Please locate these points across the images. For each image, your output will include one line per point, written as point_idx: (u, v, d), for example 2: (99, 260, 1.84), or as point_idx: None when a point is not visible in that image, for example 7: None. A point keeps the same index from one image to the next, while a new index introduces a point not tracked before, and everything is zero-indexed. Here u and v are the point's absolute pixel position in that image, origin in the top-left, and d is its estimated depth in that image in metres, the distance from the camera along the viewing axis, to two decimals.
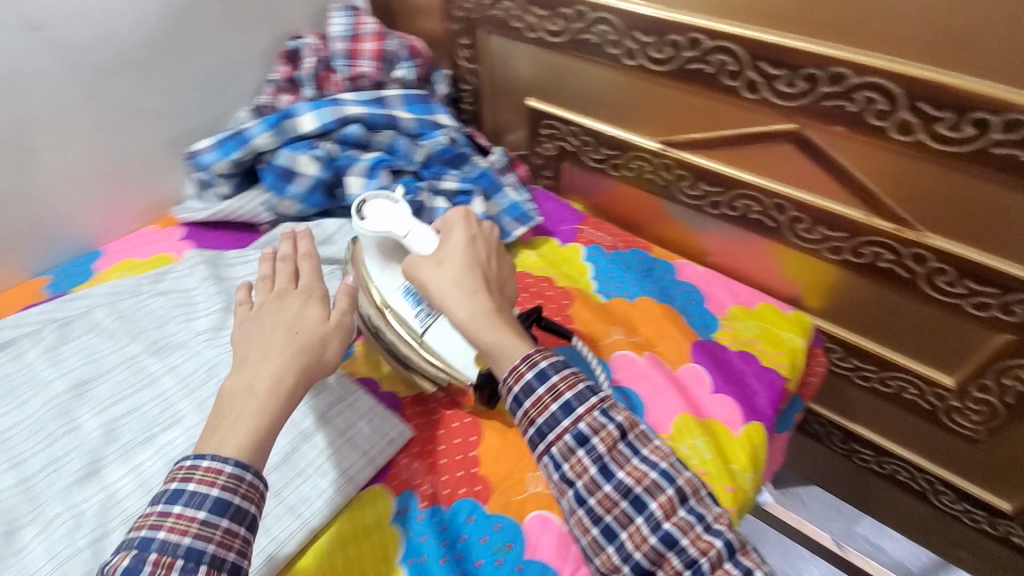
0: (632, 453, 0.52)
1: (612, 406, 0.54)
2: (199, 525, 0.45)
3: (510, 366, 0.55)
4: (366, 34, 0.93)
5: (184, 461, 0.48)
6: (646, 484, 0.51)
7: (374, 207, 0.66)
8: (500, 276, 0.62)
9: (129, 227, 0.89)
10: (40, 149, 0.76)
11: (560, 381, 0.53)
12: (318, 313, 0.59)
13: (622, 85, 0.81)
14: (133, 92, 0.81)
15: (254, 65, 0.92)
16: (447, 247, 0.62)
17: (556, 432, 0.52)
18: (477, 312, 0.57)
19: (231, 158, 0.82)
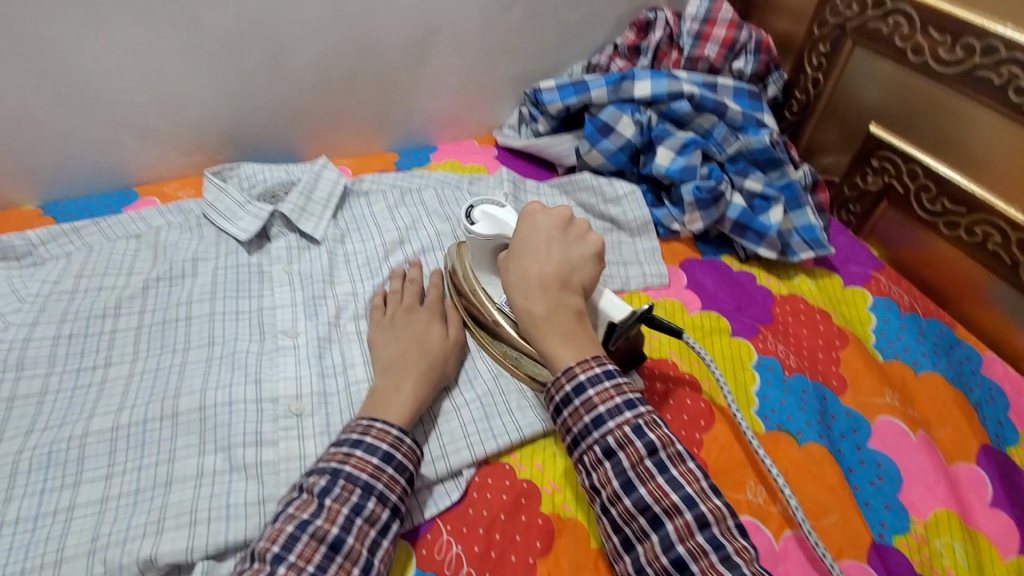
0: (660, 471, 0.48)
1: (650, 423, 0.50)
2: (373, 466, 0.50)
3: (555, 375, 0.53)
4: (721, 20, 0.93)
5: (359, 418, 0.53)
6: (665, 504, 0.47)
7: (484, 212, 0.64)
8: (577, 258, 0.58)
9: (458, 136, 1.05)
10: (433, 55, 0.92)
11: (603, 408, 0.50)
12: (438, 332, 0.63)
13: (1011, 139, 0.70)
14: (513, 26, 0.93)
15: (606, 27, 1.00)
16: (523, 238, 0.59)
17: (593, 453, 0.50)
18: (539, 306, 0.55)
19: (565, 102, 0.89)
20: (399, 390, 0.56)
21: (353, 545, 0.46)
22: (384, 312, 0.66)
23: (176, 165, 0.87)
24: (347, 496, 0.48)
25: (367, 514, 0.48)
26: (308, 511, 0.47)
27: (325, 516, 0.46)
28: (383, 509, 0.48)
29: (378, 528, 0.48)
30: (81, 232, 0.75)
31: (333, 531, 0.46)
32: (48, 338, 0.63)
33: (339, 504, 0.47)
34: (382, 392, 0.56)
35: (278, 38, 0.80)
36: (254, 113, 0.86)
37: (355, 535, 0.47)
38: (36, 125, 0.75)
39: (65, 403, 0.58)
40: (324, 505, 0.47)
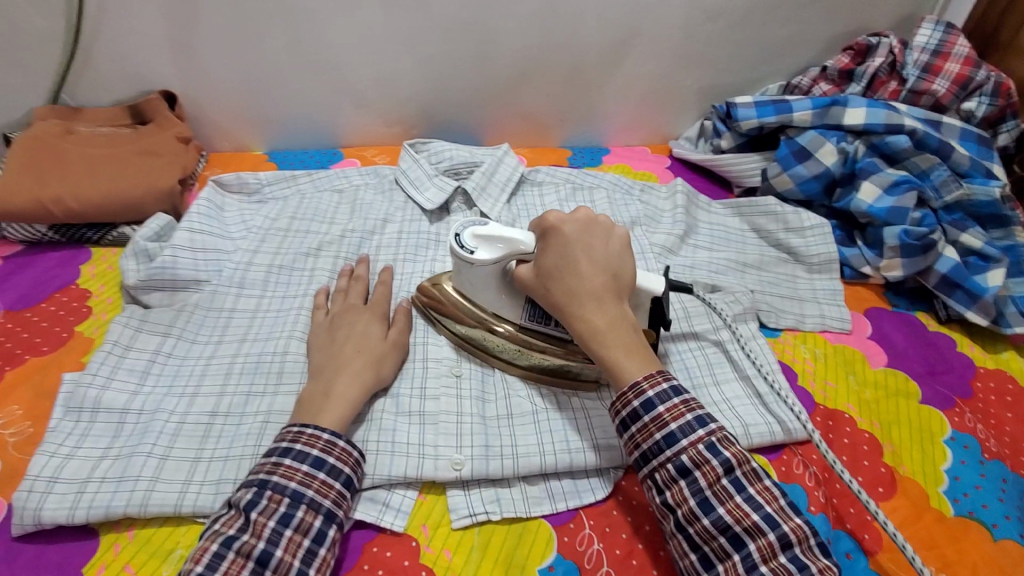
0: (736, 490, 0.45)
1: (724, 441, 0.47)
2: (303, 473, 0.47)
3: (618, 389, 0.50)
4: (956, 55, 0.83)
5: (290, 425, 0.51)
6: (747, 525, 0.44)
7: (475, 237, 0.58)
8: (614, 263, 0.54)
9: (631, 142, 1.04)
10: (626, 58, 0.92)
11: (674, 424, 0.47)
12: (378, 333, 0.61)
13: None
14: (713, 38, 0.91)
15: (814, 47, 0.94)
16: (556, 248, 0.55)
17: (667, 471, 0.47)
18: (598, 322, 0.52)
19: (761, 120, 0.85)
20: (329, 398, 0.53)
21: (281, 559, 0.44)
22: (327, 312, 0.65)
23: (377, 133, 0.96)
24: (273, 508, 0.45)
25: (297, 525, 0.45)
26: (234, 526, 0.44)
27: (251, 530, 0.44)
28: (315, 516, 0.46)
29: (313, 537, 0.45)
30: (298, 179, 0.84)
31: (259, 546, 0.43)
32: (264, 265, 0.72)
33: (265, 518, 0.45)
34: (311, 399, 0.53)
35: (490, 27, 0.86)
36: (452, 95, 0.93)
37: (286, 547, 0.44)
38: (279, 83, 0.87)
39: (270, 321, 0.66)
40: (250, 520, 0.44)
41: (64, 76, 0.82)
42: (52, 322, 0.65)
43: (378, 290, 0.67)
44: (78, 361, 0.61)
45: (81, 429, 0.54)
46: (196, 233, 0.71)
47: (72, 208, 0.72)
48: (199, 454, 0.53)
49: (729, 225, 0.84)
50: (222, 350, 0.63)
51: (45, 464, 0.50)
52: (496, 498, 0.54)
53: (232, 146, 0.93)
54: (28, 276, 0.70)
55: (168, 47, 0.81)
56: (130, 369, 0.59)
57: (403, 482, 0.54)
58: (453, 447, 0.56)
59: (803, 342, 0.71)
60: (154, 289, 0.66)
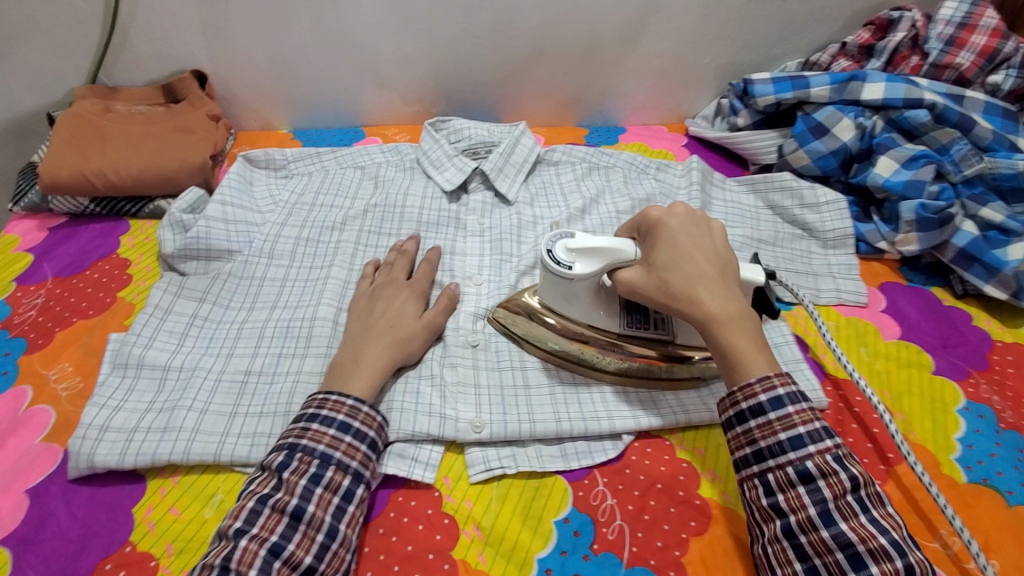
0: (861, 510, 0.44)
1: (850, 457, 0.46)
2: (330, 437, 0.50)
3: (743, 381, 0.49)
4: (982, 27, 0.82)
5: (316, 393, 0.53)
6: (872, 547, 0.42)
7: (574, 255, 0.57)
8: (725, 254, 0.54)
9: (648, 120, 1.04)
10: (645, 37, 0.93)
11: (802, 428, 0.47)
12: (413, 310, 0.64)
13: None
14: (732, 13, 0.91)
15: (835, 24, 0.93)
16: (665, 239, 0.55)
17: (783, 473, 0.46)
18: (725, 308, 0.50)
19: (778, 96, 0.85)
20: (359, 365, 0.56)
21: (313, 514, 0.46)
22: (372, 282, 0.68)
23: (398, 112, 0.98)
24: (303, 470, 0.48)
25: (327, 482, 0.48)
26: (269, 486, 0.48)
27: (285, 488, 0.47)
28: (344, 476, 0.49)
29: (342, 495, 0.48)
30: (322, 156, 0.87)
31: (293, 501, 0.46)
32: (292, 238, 0.75)
33: (297, 476, 0.47)
34: (343, 365, 0.56)
35: (509, 5, 0.87)
36: (470, 73, 0.94)
37: (318, 503, 0.47)
38: (306, 62, 0.89)
39: (300, 290, 0.70)
40: (283, 478, 0.47)
41: (102, 56, 0.85)
42: (96, 288, 0.69)
43: (423, 267, 0.70)
44: (122, 323, 0.65)
45: (129, 383, 0.58)
46: (228, 206, 0.74)
47: (113, 182, 0.76)
48: (236, 407, 0.57)
49: (745, 203, 0.85)
50: (255, 316, 0.66)
51: (96, 414, 0.55)
52: (512, 454, 0.57)
53: (259, 125, 0.96)
54: (73, 245, 0.74)
55: (199, 28, 0.84)
56: (170, 331, 0.62)
57: (429, 438, 0.57)
58: (472, 411, 0.59)
59: (815, 315, 0.72)
60: (190, 258, 0.70)
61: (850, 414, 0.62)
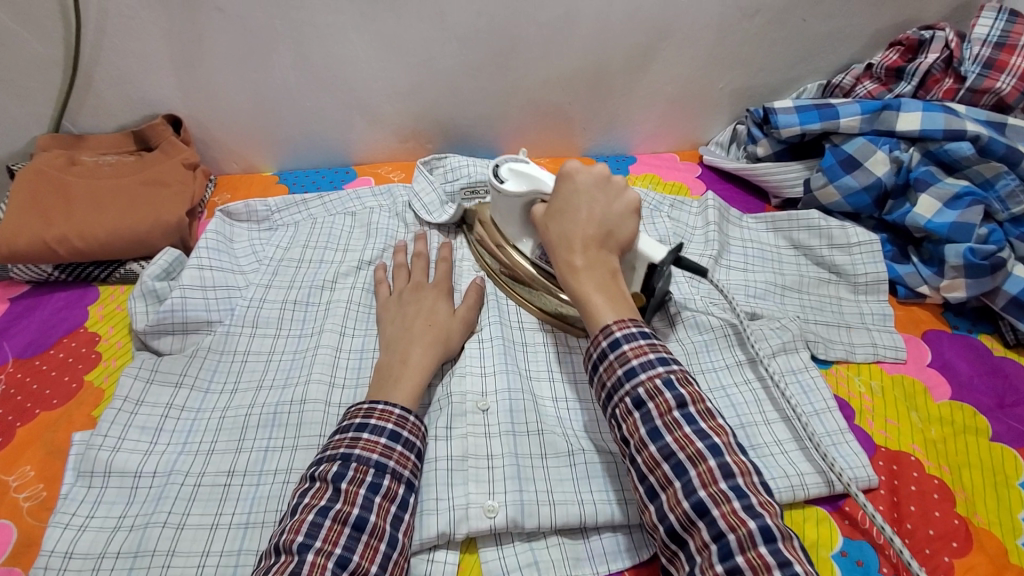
0: (687, 422, 0.45)
1: (682, 380, 0.47)
2: (383, 445, 0.49)
3: (595, 332, 0.52)
4: (1023, 48, 0.76)
5: (361, 403, 0.52)
6: (690, 452, 0.44)
7: (513, 172, 0.66)
8: (613, 212, 0.59)
9: (659, 148, 0.98)
10: (656, 62, 0.86)
11: (636, 361, 0.48)
12: (446, 308, 0.65)
13: None
14: (749, 36, 0.84)
15: (858, 42, 0.87)
16: (563, 192, 0.60)
17: (624, 405, 0.48)
18: (576, 257, 0.56)
19: (804, 127, 0.78)
20: (406, 364, 0.57)
21: None
22: (390, 289, 0.69)
23: (391, 149, 0.91)
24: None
25: (354, 570, 0.43)
26: None
27: None
28: (371, 563, 0.44)
29: None
30: (308, 203, 0.80)
31: (337, 552, 0.43)
32: (278, 301, 0.69)
33: None
34: (390, 364, 0.57)
35: (510, 34, 0.79)
36: (468, 107, 0.87)
37: None
38: (289, 101, 0.82)
39: (288, 364, 0.63)
40: (321, 524, 0.43)
41: (65, 102, 0.78)
42: (61, 371, 0.62)
43: (441, 267, 0.71)
44: (89, 416, 0.58)
45: (98, 496, 0.51)
46: (205, 270, 0.67)
47: (80, 247, 0.69)
48: (216, 520, 0.50)
49: (768, 243, 0.78)
50: (237, 399, 0.59)
51: (58, 537, 0.48)
52: (533, 562, 0.51)
53: (241, 167, 0.89)
54: (35, 319, 0.67)
55: (171, 68, 0.76)
56: (142, 427, 0.56)
57: (441, 544, 0.51)
58: (485, 492, 0.53)
59: (858, 373, 0.66)
60: (164, 334, 0.63)
61: (906, 494, 0.55)
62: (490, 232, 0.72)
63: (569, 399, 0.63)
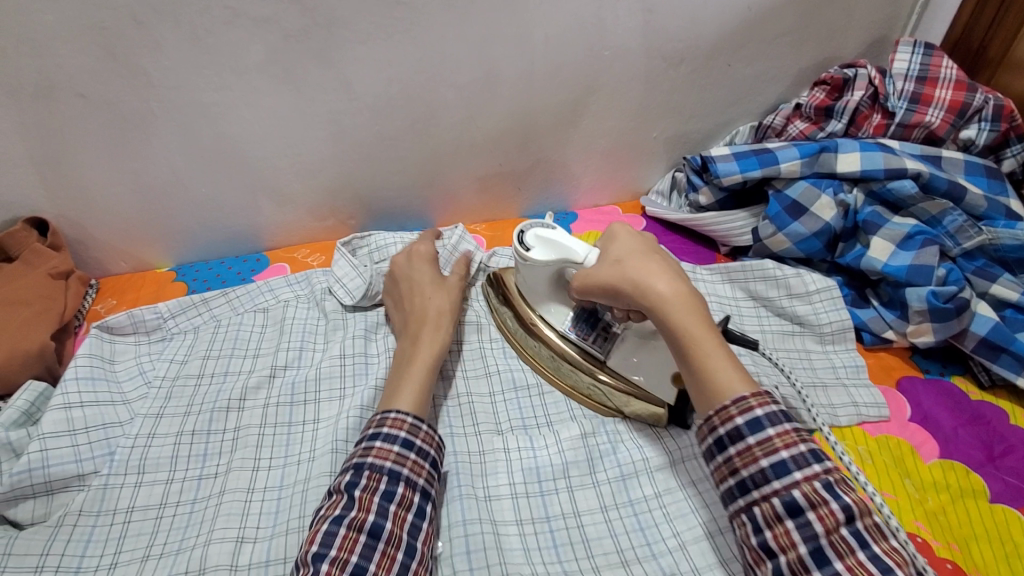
0: (860, 544, 0.40)
1: (843, 483, 0.42)
2: (395, 453, 0.50)
3: (719, 407, 0.45)
4: (944, 80, 0.76)
5: (360, 442, 0.51)
6: (834, 538, 0.40)
7: (539, 239, 0.59)
8: (682, 261, 0.54)
9: (599, 201, 0.93)
10: (586, 116, 0.81)
11: (786, 454, 0.43)
12: (433, 275, 0.68)
13: None
14: (678, 84, 0.81)
15: (783, 83, 0.86)
16: (620, 240, 0.54)
17: (770, 507, 0.42)
18: (688, 309, 0.48)
19: (745, 175, 0.74)
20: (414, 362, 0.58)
21: None
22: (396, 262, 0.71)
23: (307, 229, 0.82)
24: None
25: None
26: None
27: None
28: None
29: None
30: (210, 302, 0.69)
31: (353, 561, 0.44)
32: (172, 435, 0.57)
33: None
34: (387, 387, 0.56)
35: (427, 100, 0.73)
36: (389, 178, 0.79)
37: None
38: (181, 188, 0.72)
39: (185, 519, 0.52)
40: (335, 533, 0.45)
41: None
42: None
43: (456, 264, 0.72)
44: None
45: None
46: (74, 408, 0.56)
47: None
48: None
49: (725, 296, 0.73)
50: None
51: None
52: None
53: (130, 266, 0.77)
54: None
55: (30, 166, 0.65)
56: None
57: None
58: None
59: (842, 439, 0.61)
60: (22, 498, 0.52)
61: None
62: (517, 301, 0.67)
63: (535, 518, 0.54)
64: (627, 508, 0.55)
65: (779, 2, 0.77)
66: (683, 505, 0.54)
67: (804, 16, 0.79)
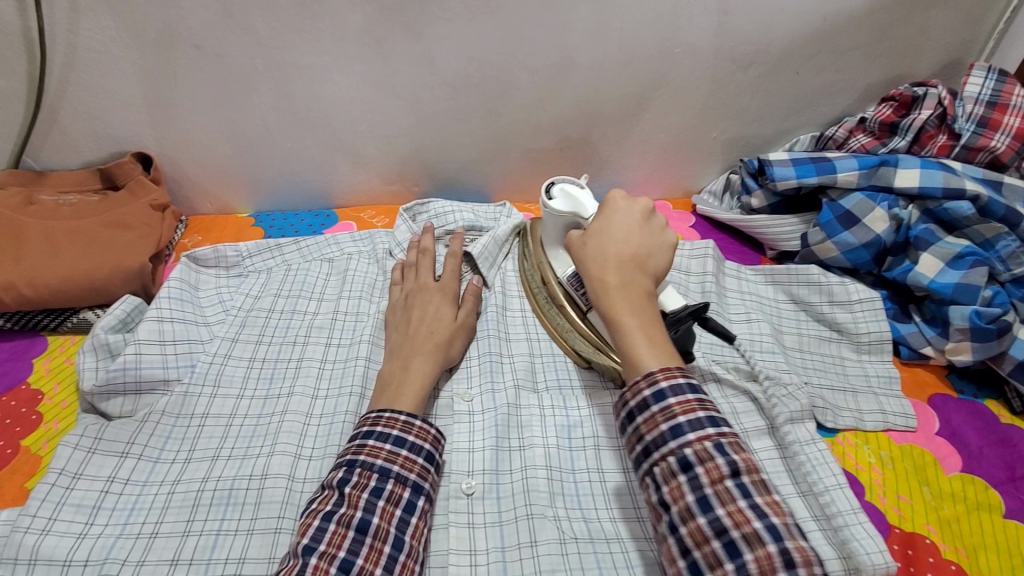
0: (741, 495, 0.43)
1: (734, 445, 0.45)
2: (387, 450, 0.51)
3: (635, 377, 0.49)
4: (1015, 107, 0.76)
5: (369, 412, 0.55)
6: (746, 531, 0.41)
7: (563, 190, 0.66)
8: (650, 246, 0.57)
9: (651, 195, 0.96)
10: (649, 111, 0.84)
11: (683, 417, 0.45)
12: (448, 313, 0.66)
13: None
14: (743, 87, 0.83)
15: (850, 96, 0.86)
16: (600, 219, 0.59)
17: (667, 465, 0.45)
18: (607, 279, 0.54)
19: (800, 180, 0.76)
20: (409, 370, 0.59)
21: None
22: (402, 288, 0.70)
23: (375, 191, 0.87)
24: None
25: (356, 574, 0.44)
26: None
27: None
28: None
29: None
30: (283, 248, 0.75)
31: (341, 556, 0.44)
32: (244, 359, 0.64)
33: None
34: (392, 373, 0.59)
35: (500, 79, 0.77)
36: (456, 151, 0.84)
37: None
38: (268, 140, 0.78)
39: (248, 432, 0.58)
40: (326, 529, 0.46)
41: (27, 137, 0.73)
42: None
43: (446, 268, 0.71)
44: (22, 487, 0.53)
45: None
46: (165, 322, 0.63)
47: (27, 296, 0.64)
48: None
49: (765, 295, 0.76)
50: (190, 471, 0.54)
51: None
52: None
53: (215, 207, 0.85)
54: None
55: (144, 106, 0.72)
56: (78, 504, 0.51)
57: None
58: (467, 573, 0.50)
59: (865, 442, 0.63)
60: (114, 394, 0.58)
61: None
62: (536, 249, 0.73)
63: (563, 468, 0.57)
64: None
65: (856, 15, 0.78)
66: None
67: (879, 31, 0.80)
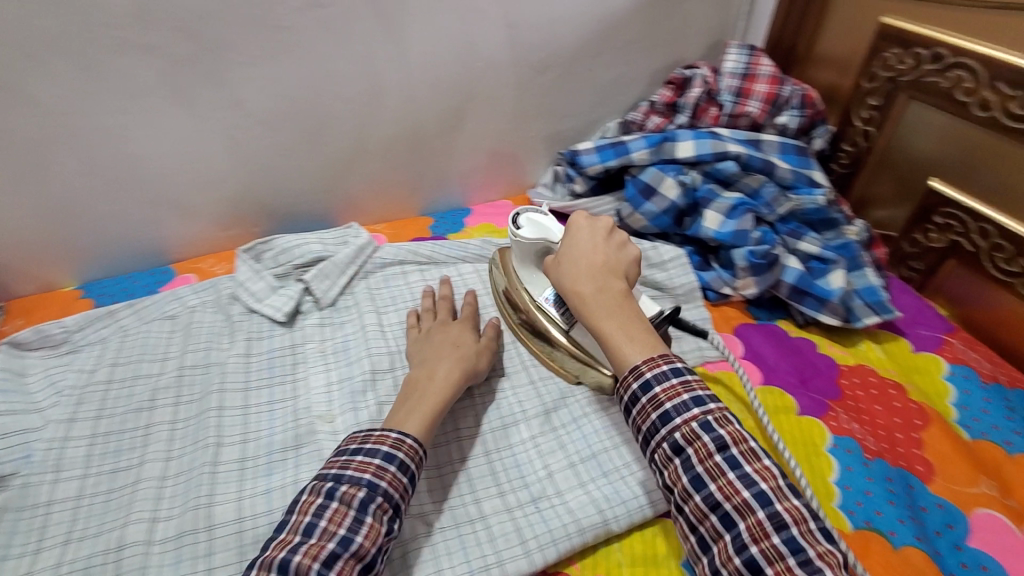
0: (731, 467, 0.48)
1: (721, 421, 0.50)
2: (342, 461, 0.52)
3: (620, 371, 0.55)
4: (761, 76, 0.91)
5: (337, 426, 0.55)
6: (737, 502, 0.47)
7: (529, 219, 0.73)
8: (617, 258, 0.62)
9: (491, 197, 1.03)
10: (468, 120, 0.90)
11: (670, 404, 0.51)
12: None
13: (962, 135, 0.75)
14: (546, 88, 0.92)
15: (640, 83, 0.99)
16: (569, 238, 0.64)
17: (664, 451, 0.51)
18: (586, 290, 0.59)
19: (606, 164, 0.87)
20: None
21: None
22: (327, 314, 0.71)
23: (214, 240, 0.87)
24: None
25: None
26: None
27: None
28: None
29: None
30: (116, 314, 0.73)
31: (279, 557, 0.45)
32: (85, 437, 0.62)
33: None
34: None
35: (315, 112, 0.80)
36: (290, 188, 0.86)
37: None
38: (81, 208, 0.75)
39: (102, 507, 0.57)
40: (338, 555, 0.46)
41: None
42: None
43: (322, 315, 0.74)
44: None
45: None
46: None
47: None
48: None
49: None
50: (42, 560, 0.53)
51: None
52: None
53: (36, 286, 0.80)
54: None
55: None
56: None
57: None
58: None
59: None
60: None
61: None
62: (512, 279, 0.75)
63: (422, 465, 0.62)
64: (506, 450, 0.65)
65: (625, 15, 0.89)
66: (553, 443, 0.65)
67: (648, 26, 0.92)
